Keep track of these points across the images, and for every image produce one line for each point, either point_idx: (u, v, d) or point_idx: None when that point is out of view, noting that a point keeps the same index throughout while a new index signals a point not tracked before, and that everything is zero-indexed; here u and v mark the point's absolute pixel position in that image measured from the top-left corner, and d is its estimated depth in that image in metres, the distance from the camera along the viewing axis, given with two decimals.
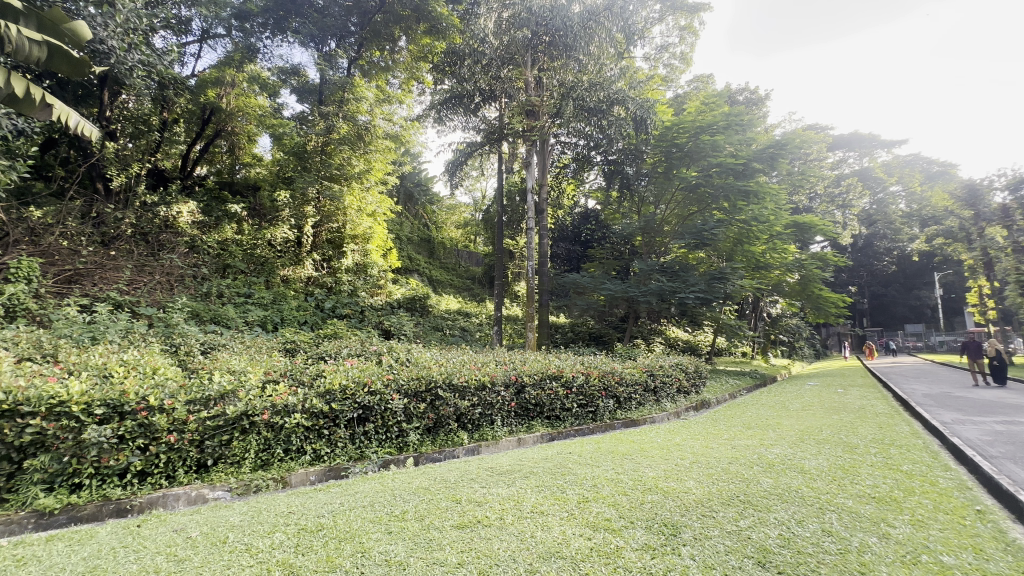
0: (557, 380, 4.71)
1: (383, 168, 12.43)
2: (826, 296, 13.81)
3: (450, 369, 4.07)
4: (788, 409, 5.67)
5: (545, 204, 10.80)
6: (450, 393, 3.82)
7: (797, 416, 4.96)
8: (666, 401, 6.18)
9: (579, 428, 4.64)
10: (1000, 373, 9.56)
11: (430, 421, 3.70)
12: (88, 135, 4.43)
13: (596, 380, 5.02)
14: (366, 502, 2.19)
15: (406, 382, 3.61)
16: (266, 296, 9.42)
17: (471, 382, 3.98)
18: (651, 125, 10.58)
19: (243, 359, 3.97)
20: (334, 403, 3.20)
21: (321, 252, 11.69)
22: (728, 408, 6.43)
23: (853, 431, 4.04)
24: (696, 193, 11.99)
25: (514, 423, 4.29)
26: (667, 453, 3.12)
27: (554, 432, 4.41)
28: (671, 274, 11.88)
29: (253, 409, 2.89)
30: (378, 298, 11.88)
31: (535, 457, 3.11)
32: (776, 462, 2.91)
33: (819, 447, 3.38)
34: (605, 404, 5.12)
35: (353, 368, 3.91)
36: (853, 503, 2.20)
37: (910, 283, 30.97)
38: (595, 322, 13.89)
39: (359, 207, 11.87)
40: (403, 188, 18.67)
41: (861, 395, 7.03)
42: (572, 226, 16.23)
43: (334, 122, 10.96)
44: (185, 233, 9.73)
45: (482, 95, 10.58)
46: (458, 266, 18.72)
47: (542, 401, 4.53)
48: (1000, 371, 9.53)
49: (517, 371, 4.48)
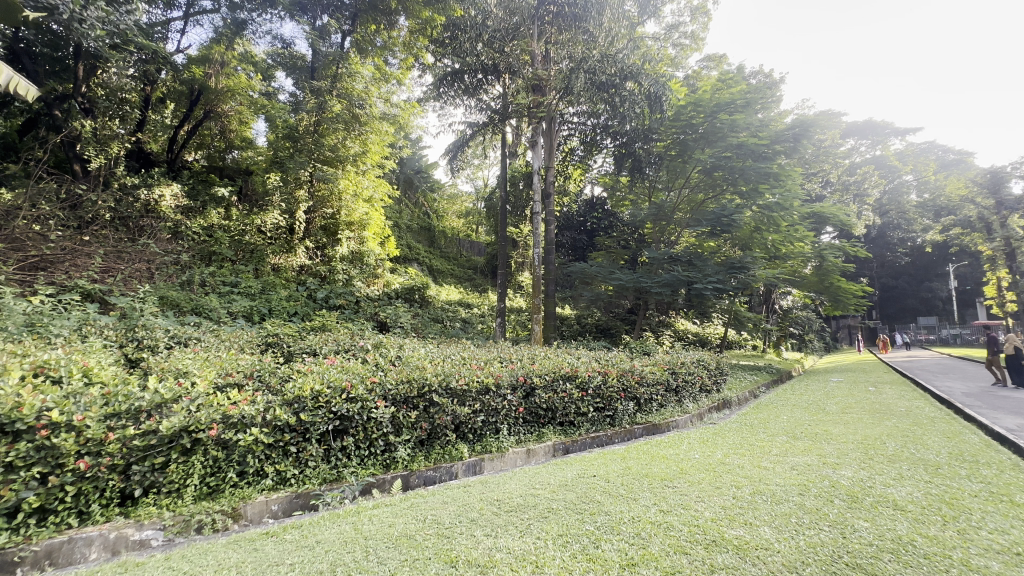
0: (572, 381, 4.11)
1: (380, 150, 11.79)
2: (845, 288, 13.15)
3: (447, 369, 3.47)
4: (826, 412, 5.07)
5: (551, 188, 10.12)
6: (448, 398, 3.23)
7: (842, 422, 4.38)
8: (688, 401, 5.58)
9: (596, 435, 4.05)
10: (1016, 370, 8.59)
11: (424, 432, 3.10)
12: (24, 93, 3.88)
13: (614, 380, 4.42)
14: (323, 566, 1.58)
15: (395, 387, 3.01)
16: (253, 286, 8.83)
17: (475, 386, 3.38)
18: (666, 104, 9.86)
19: (205, 359, 3.37)
20: (305, 413, 2.61)
21: (314, 239, 11.02)
22: (756, 408, 5.84)
23: (922, 445, 3.42)
24: (712, 176, 11.23)
25: (522, 431, 3.70)
26: (717, 477, 2.49)
27: (568, 441, 3.82)
28: (684, 263, 11.20)
29: (197, 425, 2.28)
30: (375, 289, 11.18)
31: (551, 482, 2.49)
32: (858, 493, 2.29)
33: (898, 469, 2.75)
34: (624, 408, 4.53)
35: (333, 367, 3.32)
36: (1001, 567, 1.58)
37: (922, 275, 30.22)
38: (602, 314, 13.24)
39: (355, 191, 11.22)
40: (403, 175, 18.38)
41: (899, 396, 6.44)
42: (577, 214, 15.57)
43: (327, 100, 10.48)
44: (167, 218, 9.10)
45: (484, 71, 9.83)
46: (458, 256, 18.11)
47: (554, 405, 3.93)
48: (1018, 369, 8.57)
49: (525, 371, 3.86)
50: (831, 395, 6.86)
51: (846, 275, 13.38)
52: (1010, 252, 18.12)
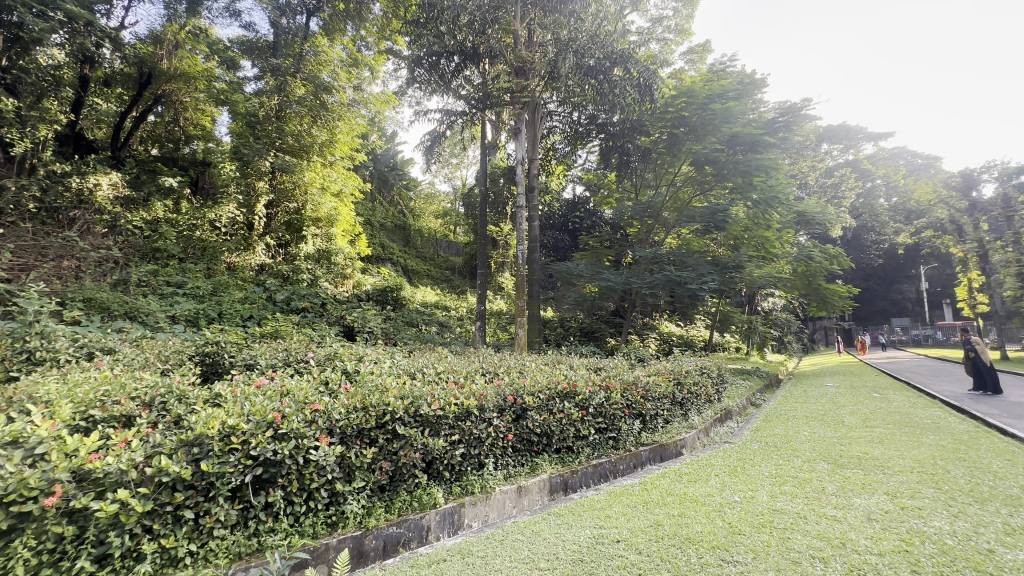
0: (570, 399, 3.41)
1: (350, 141, 10.91)
2: (833, 289, 12.86)
3: (416, 389, 2.72)
4: (849, 427, 4.51)
5: (535, 180, 9.44)
6: (417, 429, 2.48)
7: (877, 441, 3.80)
8: (694, 415, 4.95)
9: (599, 464, 3.36)
10: (984, 378, 7.84)
11: (385, 475, 2.35)
12: None
13: (618, 396, 3.74)
14: None
15: (346, 416, 2.27)
16: (202, 287, 7.83)
17: (454, 409, 2.66)
18: (656, 93, 9.35)
19: (92, 381, 2.55)
20: (207, 462, 1.83)
21: (275, 235, 10.05)
22: (765, 421, 5.28)
23: (997, 475, 2.81)
24: (703, 172, 10.71)
25: (512, 463, 2.97)
26: (786, 543, 1.82)
27: (567, 474, 3.13)
28: (676, 263, 10.62)
29: (25, 490, 1.50)
30: (344, 290, 10.21)
31: (559, 559, 1.77)
32: (987, 568, 1.64)
33: (1001, 517, 2.12)
34: (629, 427, 3.86)
35: (266, 390, 2.55)
36: None
37: (893, 277, 30.77)
38: (586, 316, 12.61)
39: (322, 184, 10.34)
40: (377, 172, 17.58)
41: (913, 405, 5.96)
42: (560, 213, 14.98)
43: (288, 82, 9.57)
44: (105, 211, 8.08)
45: (463, 56, 9.12)
46: (435, 256, 17.27)
47: (550, 429, 3.22)
48: (984, 375, 7.82)
49: (514, 388, 3.14)
50: (837, 402, 6.39)
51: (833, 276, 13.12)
52: (984, 254, 18.35)
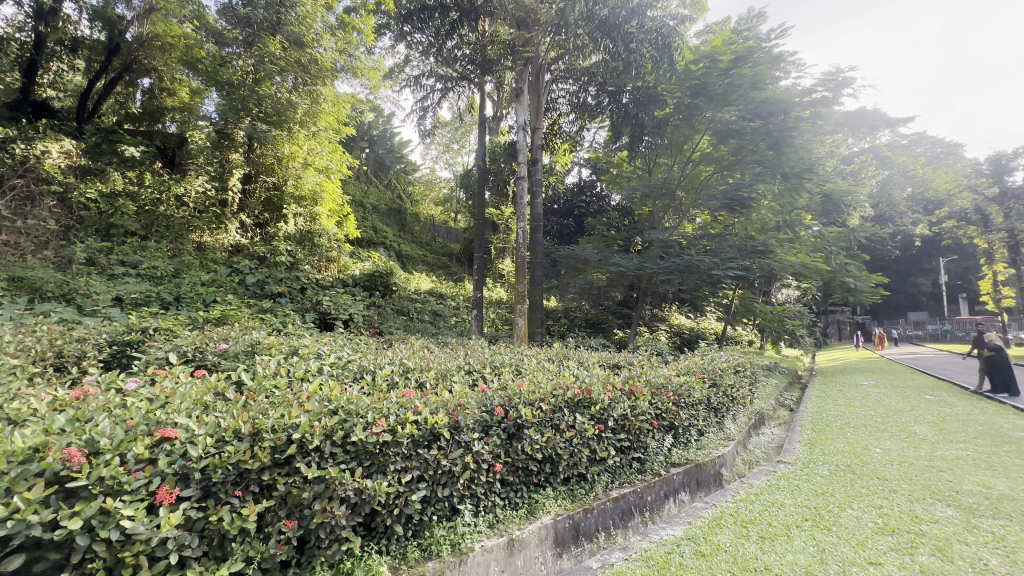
0: (584, 411, 2.50)
1: (336, 112, 9.90)
2: (862, 280, 11.85)
3: (355, 401, 1.79)
4: (930, 444, 3.59)
5: (539, 150, 8.45)
6: (347, 464, 1.56)
7: (987, 468, 2.88)
8: (730, 423, 4.03)
9: (621, 497, 2.47)
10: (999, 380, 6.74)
11: (287, 546, 1.41)
12: None
13: (645, 406, 2.82)
14: None
15: (216, 451, 1.35)
16: (161, 267, 6.89)
17: (411, 433, 1.75)
18: (676, 53, 8.33)
19: None
20: None
21: (251, 213, 9.09)
22: (815, 430, 4.36)
23: None
24: (727, 146, 9.64)
25: (500, 504, 2.06)
26: None
27: (579, 514, 2.23)
28: (693, 247, 9.63)
29: None
30: (328, 274, 9.15)
31: None
32: None
33: None
34: (658, 444, 2.95)
35: (118, 401, 1.64)
36: None
37: (907, 270, 29.65)
38: (591, 306, 11.64)
39: (304, 158, 9.45)
40: (373, 154, 16.67)
41: (984, 412, 5.02)
42: (565, 197, 14.01)
43: (262, 38, 8.55)
44: (54, 180, 7.22)
45: (460, 10, 7.90)
46: (432, 241, 16.29)
47: (555, 453, 2.30)
48: (1002, 376, 6.72)
49: (506, 398, 2.23)
50: (889, 407, 5.45)
51: (861, 266, 12.09)
52: (1016, 244, 17.23)
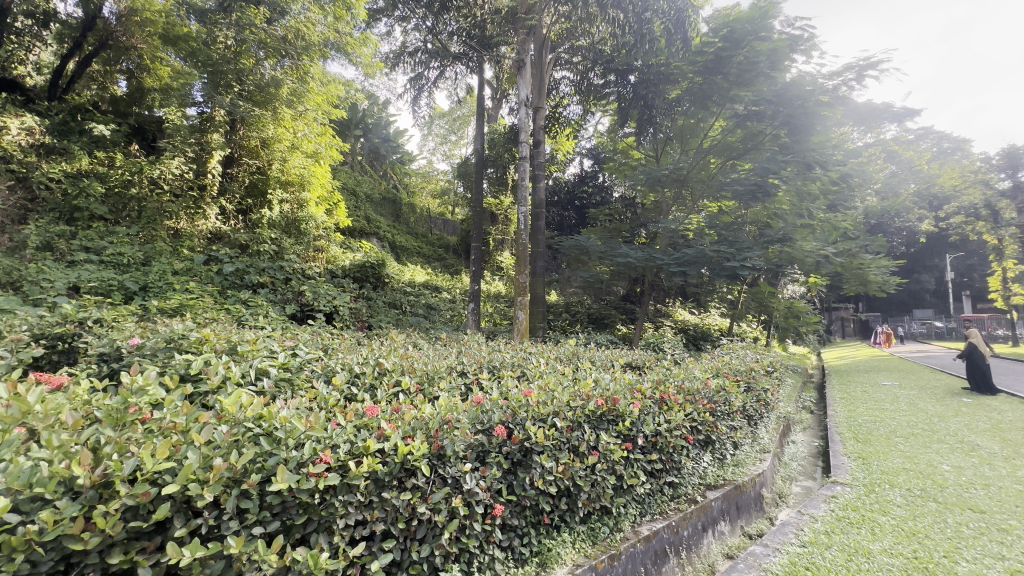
0: (609, 427, 1.97)
1: (324, 92, 9.28)
2: (877, 275, 11.29)
3: (290, 422, 1.24)
4: (1004, 459, 3.06)
5: (542, 131, 7.85)
6: (264, 524, 1.02)
7: None
8: (763, 430, 3.50)
9: (654, 533, 1.92)
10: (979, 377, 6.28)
11: None
12: None
13: (680, 418, 2.29)
14: None
15: (26, 519, 0.82)
16: (129, 253, 6.29)
17: (370, 471, 1.20)
18: (689, 28, 7.76)
19: None
20: None
21: (232, 198, 8.46)
22: (858, 439, 3.82)
23: None
24: (743, 130, 9.05)
25: (501, 558, 1.50)
26: None
27: (604, 562, 1.68)
28: (703, 238, 9.08)
29: None
30: (316, 263, 8.52)
31: None
32: None
33: None
34: (692, 463, 2.42)
35: None
36: None
37: (912, 267, 29.12)
38: (593, 301, 11.08)
39: (290, 141, 8.84)
40: (368, 143, 16.23)
41: None
42: (568, 187, 13.41)
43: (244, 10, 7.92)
44: (14, 159, 6.69)
45: None
46: (428, 233, 15.68)
47: (573, 484, 1.75)
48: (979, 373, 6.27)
49: (509, 412, 1.69)
50: (930, 412, 4.90)
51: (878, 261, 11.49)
52: None
